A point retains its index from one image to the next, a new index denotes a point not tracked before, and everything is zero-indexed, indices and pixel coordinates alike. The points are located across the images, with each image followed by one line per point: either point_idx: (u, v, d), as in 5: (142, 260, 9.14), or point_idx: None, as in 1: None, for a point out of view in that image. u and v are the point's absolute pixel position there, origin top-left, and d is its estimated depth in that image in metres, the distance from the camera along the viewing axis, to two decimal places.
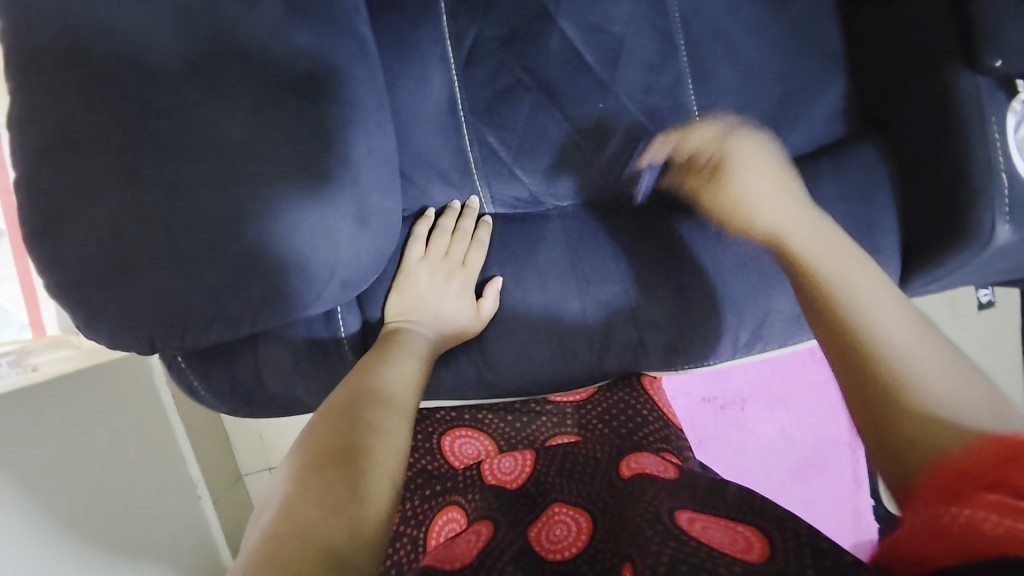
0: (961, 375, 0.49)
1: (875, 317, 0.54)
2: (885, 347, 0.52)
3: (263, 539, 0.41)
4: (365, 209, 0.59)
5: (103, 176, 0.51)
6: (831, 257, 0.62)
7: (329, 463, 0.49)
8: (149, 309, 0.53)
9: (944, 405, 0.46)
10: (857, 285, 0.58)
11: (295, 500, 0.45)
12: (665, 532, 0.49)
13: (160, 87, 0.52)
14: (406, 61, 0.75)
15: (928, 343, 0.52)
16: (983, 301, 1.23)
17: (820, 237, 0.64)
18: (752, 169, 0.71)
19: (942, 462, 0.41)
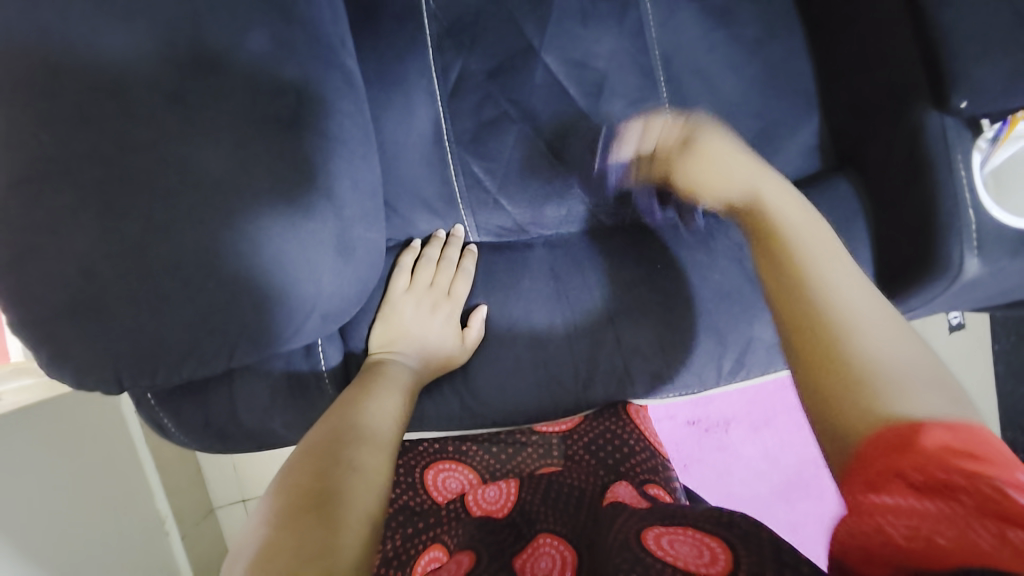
0: (920, 368, 0.45)
1: (834, 287, 0.51)
2: (836, 309, 0.49)
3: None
4: (348, 240, 0.58)
5: (75, 210, 0.50)
6: (812, 232, 0.58)
7: (307, 508, 0.47)
8: (119, 348, 0.51)
9: (885, 376, 0.44)
10: (822, 255, 0.55)
11: (268, 552, 0.42)
12: (633, 561, 0.48)
13: (138, 119, 0.51)
14: (392, 92, 0.75)
15: (891, 330, 0.47)
16: (952, 324, 1.28)
17: (800, 213, 0.61)
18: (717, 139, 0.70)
19: (879, 464, 0.40)
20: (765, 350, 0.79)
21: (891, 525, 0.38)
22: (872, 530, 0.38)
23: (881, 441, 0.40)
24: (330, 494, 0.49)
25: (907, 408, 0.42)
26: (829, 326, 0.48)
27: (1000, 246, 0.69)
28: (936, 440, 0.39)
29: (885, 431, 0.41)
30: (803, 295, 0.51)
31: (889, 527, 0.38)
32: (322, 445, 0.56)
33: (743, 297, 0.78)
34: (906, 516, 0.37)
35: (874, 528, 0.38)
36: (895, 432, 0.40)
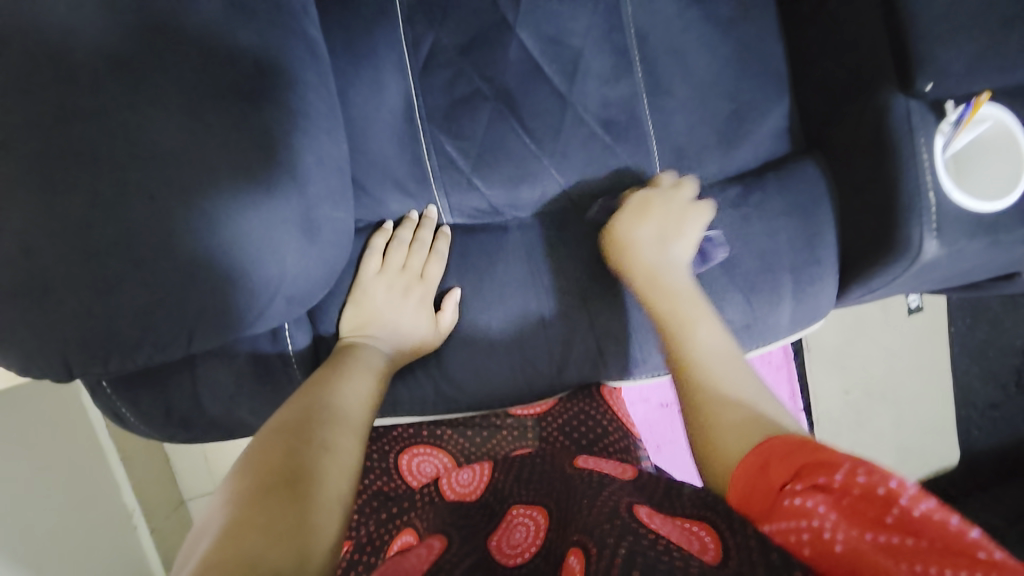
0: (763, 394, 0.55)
1: (706, 360, 0.58)
2: (710, 395, 0.55)
3: (198, 569, 0.37)
4: (314, 220, 0.56)
5: (14, 184, 0.46)
6: (684, 304, 0.66)
7: (278, 486, 0.46)
8: (65, 332, 0.48)
9: (737, 423, 0.51)
10: (696, 332, 0.62)
11: (234, 525, 0.41)
12: (622, 528, 0.47)
13: (81, 87, 0.47)
14: (360, 66, 0.73)
15: (740, 374, 0.57)
16: (912, 306, 1.33)
17: (683, 288, 0.68)
18: (646, 223, 0.74)
19: (799, 468, 0.43)
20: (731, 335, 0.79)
21: (828, 535, 0.39)
22: (811, 537, 0.40)
23: (787, 451, 0.45)
24: (302, 474, 0.48)
25: (758, 416, 0.52)
26: (713, 412, 0.53)
27: (959, 227, 0.71)
28: (832, 459, 0.42)
29: (803, 459, 0.43)
30: (692, 390, 0.56)
31: (827, 537, 0.39)
32: (294, 420, 0.55)
33: (715, 280, 0.78)
34: (843, 534, 0.38)
35: (812, 536, 0.39)
36: (800, 443, 0.45)
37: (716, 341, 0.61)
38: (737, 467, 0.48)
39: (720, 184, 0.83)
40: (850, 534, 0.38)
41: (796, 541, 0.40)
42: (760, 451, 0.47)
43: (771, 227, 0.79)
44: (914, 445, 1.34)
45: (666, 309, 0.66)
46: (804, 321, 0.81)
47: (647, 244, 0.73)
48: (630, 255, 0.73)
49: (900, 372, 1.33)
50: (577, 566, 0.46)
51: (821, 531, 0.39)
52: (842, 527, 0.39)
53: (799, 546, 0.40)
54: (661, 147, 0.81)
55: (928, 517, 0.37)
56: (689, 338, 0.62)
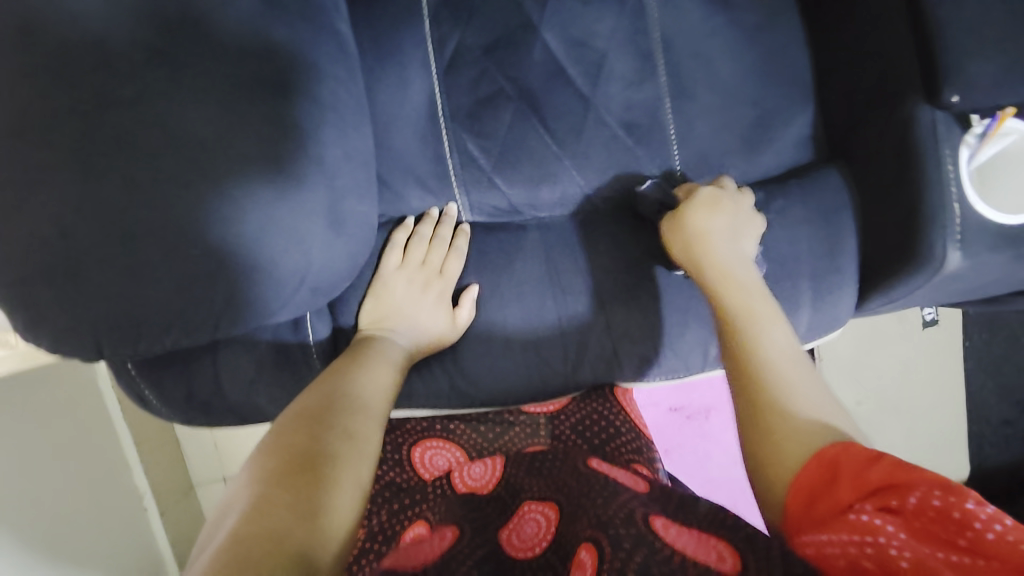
0: (830, 402, 0.54)
1: (780, 367, 0.56)
2: (778, 397, 0.53)
3: (229, 539, 0.39)
4: (340, 212, 0.57)
5: (54, 168, 0.47)
6: (757, 303, 0.63)
7: (303, 463, 0.48)
8: (98, 313, 0.49)
9: (804, 430, 0.50)
10: (768, 334, 0.60)
11: (262, 499, 0.43)
12: (637, 541, 0.48)
13: (122, 76, 0.49)
14: (386, 63, 0.74)
15: (818, 386, 0.54)
16: (927, 319, 1.31)
17: (752, 287, 0.66)
18: (714, 223, 0.72)
19: (869, 482, 0.43)
20: None
21: (896, 550, 0.39)
22: (875, 550, 0.39)
23: (851, 463, 0.45)
24: (325, 452, 0.50)
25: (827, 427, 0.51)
26: (777, 421, 0.51)
27: (982, 240, 0.70)
28: (903, 475, 0.42)
29: (870, 474, 0.43)
30: (757, 394, 0.54)
31: (894, 553, 0.39)
32: (318, 400, 0.57)
33: None
34: (912, 551, 0.38)
35: (877, 550, 0.39)
36: (872, 458, 0.45)
37: (785, 344, 0.59)
38: (802, 467, 0.47)
39: None
40: (919, 552, 0.38)
41: (858, 554, 0.40)
42: (828, 459, 0.46)
43: (790, 234, 0.79)
44: (925, 460, 1.32)
45: (736, 307, 0.63)
46: (821, 330, 0.81)
47: (720, 237, 0.71)
48: (702, 245, 0.70)
49: (913, 386, 1.32)
50: (590, 566, 0.48)
51: (887, 547, 0.39)
52: (911, 545, 0.39)
53: (861, 560, 0.40)
54: (682, 151, 0.81)
55: (1006, 544, 0.37)
56: (762, 336, 0.59)
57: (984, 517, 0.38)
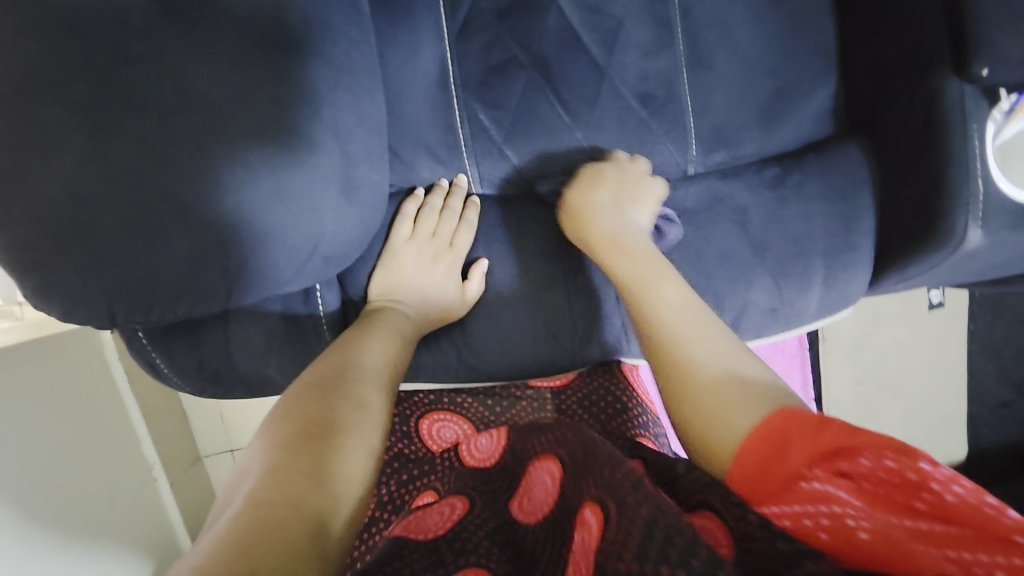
0: (732, 350, 0.54)
1: (676, 327, 0.57)
2: (683, 367, 0.53)
3: (246, 503, 0.39)
4: (353, 180, 0.56)
5: (62, 128, 0.46)
6: (652, 270, 0.64)
7: (316, 431, 0.48)
8: (110, 280, 0.48)
9: (715, 395, 0.50)
10: (658, 296, 0.61)
11: (275, 466, 0.43)
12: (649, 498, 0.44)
13: (128, 31, 0.47)
14: (397, 26, 0.71)
15: (709, 334, 0.56)
16: (933, 302, 1.31)
17: (648, 256, 0.66)
18: (598, 212, 0.72)
19: (818, 451, 0.42)
20: (759, 315, 0.79)
21: (853, 520, 0.38)
22: (831, 522, 0.39)
23: (795, 429, 0.44)
24: (339, 422, 0.50)
25: (734, 383, 0.51)
26: (692, 390, 0.51)
27: (1002, 219, 0.69)
28: (850, 440, 0.41)
29: (820, 441, 0.42)
30: (666, 368, 0.54)
31: (854, 526, 0.38)
32: (332, 371, 0.57)
33: (745, 262, 0.78)
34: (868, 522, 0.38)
35: (834, 521, 0.39)
36: (818, 423, 0.44)
37: (677, 305, 0.59)
38: (739, 443, 0.47)
39: (756, 165, 0.81)
40: (876, 521, 0.38)
41: (813, 525, 0.40)
42: (763, 429, 0.46)
43: (806, 210, 0.78)
44: (922, 441, 1.34)
45: (630, 279, 0.64)
46: (833, 308, 0.81)
47: (607, 211, 0.72)
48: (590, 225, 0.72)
49: (916, 367, 1.32)
50: (594, 525, 0.46)
51: (844, 518, 0.39)
52: (869, 513, 0.38)
53: (816, 530, 0.39)
54: (699, 125, 0.79)
55: (963, 504, 0.36)
56: (656, 302, 0.60)
57: (942, 477, 0.37)
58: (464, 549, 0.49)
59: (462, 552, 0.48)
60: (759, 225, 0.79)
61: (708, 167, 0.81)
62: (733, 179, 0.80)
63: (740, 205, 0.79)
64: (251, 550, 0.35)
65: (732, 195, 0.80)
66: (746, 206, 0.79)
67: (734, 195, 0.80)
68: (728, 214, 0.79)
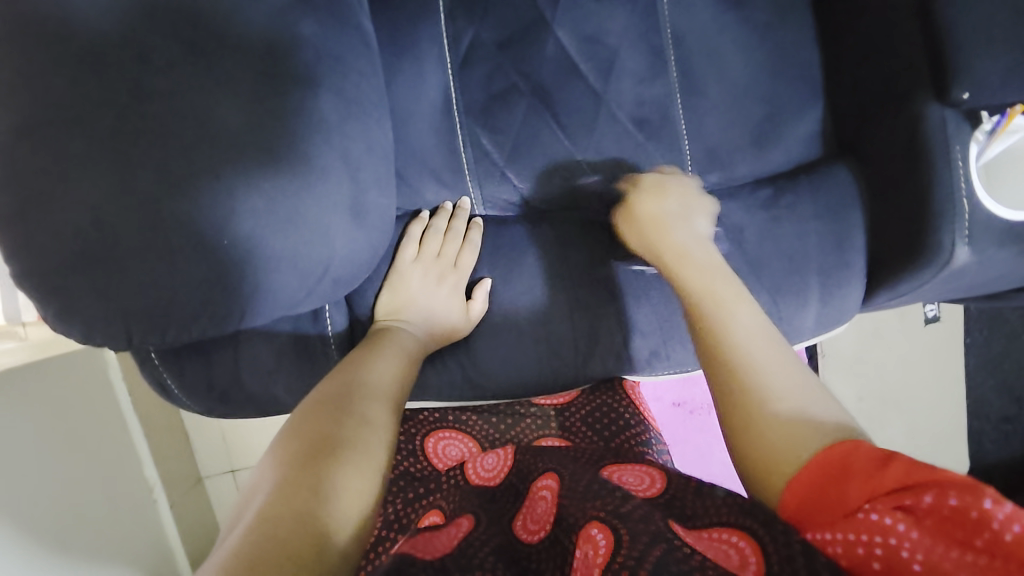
0: (809, 389, 0.52)
1: (749, 351, 0.55)
2: (755, 386, 0.52)
3: (255, 520, 0.41)
4: (363, 204, 0.58)
5: (87, 159, 0.48)
6: (724, 287, 0.64)
7: (324, 449, 0.49)
8: (129, 303, 0.50)
9: (788, 420, 0.49)
10: (732, 315, 0.60)
11: (285, 484, 0.44)
12: (655, 536, 0.46)
13: (151, 68, 0.49)
14: (403, 57, 0.74)
15: (784, 368, 0.54)
16: (929, 316, 1.33)
17: (716, 271, 0.66)
18: (653, 228, 0.74)
19: (881, 484, 0.42)
20: None
21: (907, 552, 0.38)
22: (885, 551, 0.39)
23: (859, 459, 0.44)
24: (346, 440, 0.51)
25: (806, 415, 0.50)
26: (763, 420, 0.50)
27: (989, 236, 0.72)
28: (911, 475, 0.41)
29: (885, 477, 0.42)
30: (733, 389, 0.53)
31: (907, 557, 0.38)
32: (340, 390, 0.58)
33: (742, 279, 0.80)
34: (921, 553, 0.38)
35: (886, 550, 0.39)
36: (884, 457, 0.43)
37: (754, 328, 0.58)
38: (799, 468, 0.46)
39: (749, 186, 0.84)
40: (930, 553, 0.38)
41: (864, 554, 0.40)
42: (827, 457, 0.46)
43: (799, 229, 0.81)
44: (925, 456, 1.34)
45: (699, 291, 0.64)
46: (829, 324, 0.83)
47: (672, 220, 0.74)
48: (654, 233, 0.73)
49: (915, 382, 1.33)
50: (602, 542, 0.47)
51: (897, 549, 0.39)
52: (924, 546, 0.38)
53: (866, 559, 0.40)
54: (693, 148, 0.82)
55: None
56: (731, 320, 0.59)
57: (1003, 517, 0.36)
58: (470, 565, 0.49)
59: (468, 569, 0.49)
60: (754, 243, 0.81)
61: (704, 187, 0.84)
62: (728, 199, 0.83)
63: (735, 224, 0.82)
64: (258, 566, 0.36)
65: (727, 215, 0.82)
66: (741, 225, 0.82)
67: (729, 214, 0.82)
68: (724, 233, 0.81)
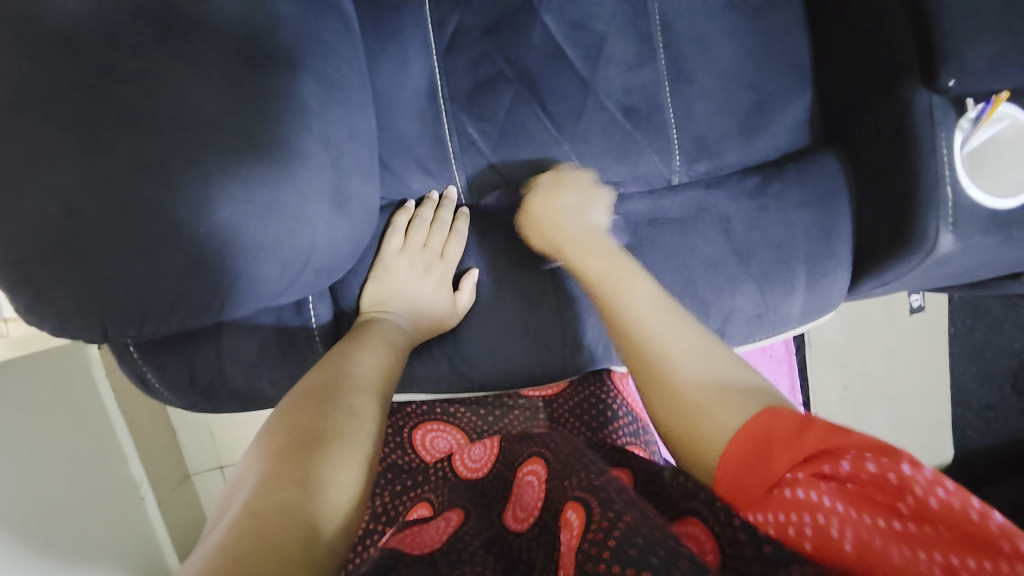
0: (698, 345, 0.57)
1: (641, 325, 0.60)
2: (659, 360, 0.56)
3: (242, 512, 0.40)
4: (345, 193, 0.57)
5: (57, 144, 0.47)
6: (615, 270, 0.69)
7: (310, 440, 0.48)
8: (103, 294, 0.49)
9: (693, 386, 0.53)
10: (624, 295, 0.65)
11: (271, 475, 0.44)
12: (630, 506, 0.45)
13: (122, 51, 0.48)
14: (386, 43, 0.73)
15: (677, 333, 0.59)
16: (913, 305, 1.34)
17: (608, 257, 0.71)
18: (551, 226, 0.76)
19: (807, 456, 0.44)
20: (745, 321, 0.82)
21: (835, 530, 0.39)
22: (814, 528, 0.40)
23: (779, 428, 0.47)
24: (334, 430, 0.51)
25: (706, 378, 0.53)
26: (672, 394, 0.53)
27: (973, 224, 0.72)
28: (830, 445, 0.43)
29: (806, 447, 0.44)
30: (642, 371, 0.56)
31: (836, 535, 0.39)
32: (324, 380, 0.57)
33: (729, 268, 0.80)
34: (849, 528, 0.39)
35: (817, 529, 0.40)
36: (803, 425, 0.46)
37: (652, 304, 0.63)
38: (726, 443, 0.48)
39: (738, 174, 0.84)
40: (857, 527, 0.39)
41: (795, 533, 0.41)
42: (747, 432, 0.48)
43: (786, 218, 0.81)
44: (909, 443, 1.36)
45: (597, 279, 0.69)
46: (815, 312, 0.83)
47: (566, 218, 0.76)
48: (552, 234, 0.76)
49: (900, 370, 1.35)
50: (574, 518, 0.46)
51: (826, 527, 0.40)
52: (850, 518, 0.39)
53: (799, 537, 0.41)
54: (681, 136, 0.82)
55: (947, 508, 0.37)
56: (624, 300, 0.64)
57: (925, 480, 0.38)
58: (460, 559, 0.49)
59: (459, 562, 0.48)
60: (741, 233, 0.81)
61: (692, 176, 0.84)
62: (716, 188, 0.83)
63: (723, 213, 0.82)
64: (248, 557, 0.36)
65: (715, 204, 0.82)
66: (729, 214, 0.82)
67: (717, 204, 0.82)
68: (711, 222, 0.81)
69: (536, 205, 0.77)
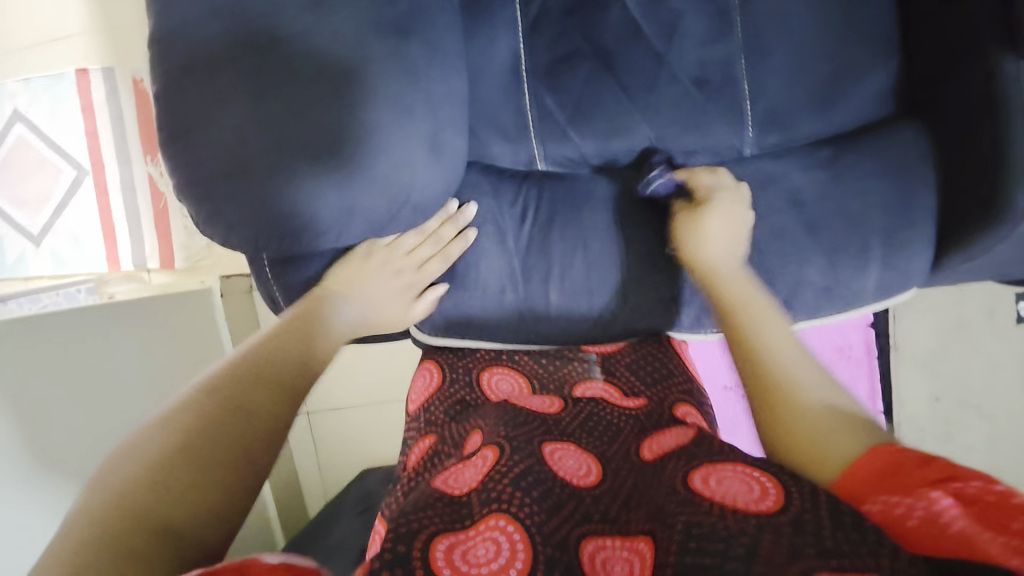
0: (820, 377, 0.61)
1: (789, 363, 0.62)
2: (782, 375, 0.61)
3: (105, 493, 0.45)
4: (440, 140, 0.66)
5: (233, 90, 0.60)
6: (755, 301, 0.71)
7: (212, 420, 0.52)
8: (259, 210, 0.62)
9: (825, 421, 0.56)
10: (765, 324, 0.67)
11: (212, 405, 0.54)
12: (684, 503, 0.52)
13: (283, 19, 0.61)
14: (478, 23, 0.83)
15: (811, 366, 0.62)
16: (1022, 313, 1.23)
17: (743, 282, 0.74)
18: (706, 237, 0.78)
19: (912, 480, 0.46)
20: (812, 293, 0.82)
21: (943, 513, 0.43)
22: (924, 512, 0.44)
23: (869, 463, 0.50)
24: (283, 380, 0.60)
25: (828, 423, 0.56)
26: (815, 428, 0.55)
27: None
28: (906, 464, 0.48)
29: (878, 461, 0.50)
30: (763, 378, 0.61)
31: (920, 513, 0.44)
32: (290, 334, 0.68)
33: (796, 238, 0.82)
34: (961, 520, 0.42)
35: (925, 508, 0.44)
36: (893, 462, 0.49)
37: (760, 300, 0.71)
38: (853, 459, 0.51)
39: (812, 147, 0.85)
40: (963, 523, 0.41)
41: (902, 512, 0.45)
42: (882, 457, 0.50)
43: (863, 189, 0.81)
44: (1007, 459, 1.26)
45: (737, 307, 0.70)
46: (891, 289, 0.82)
47: (715, 244, 0.77)
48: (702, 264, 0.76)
49: (999, 385, 1.25)
50: (644, 550, 0.52)
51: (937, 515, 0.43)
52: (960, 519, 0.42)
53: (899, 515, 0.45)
54: (754, 108, 0.84)
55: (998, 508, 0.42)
56: (761, 334, 0.66)
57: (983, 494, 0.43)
58: (491, 499, 0.57)
59: (489, 502, 0.56)
60: (812, 203, 0.82)
61: (763, 148, 0.85)
62: (786, 161, 0.85)
63: (793, 184, 0.83)
64: (137, 509, 0.44)
65: (786, 175, 0.84)
66: (799, 186, 0.83)
67: (788, 175, 0.84)
68: (781, 193, 0.83)
69: (714, 196, 0.80)
